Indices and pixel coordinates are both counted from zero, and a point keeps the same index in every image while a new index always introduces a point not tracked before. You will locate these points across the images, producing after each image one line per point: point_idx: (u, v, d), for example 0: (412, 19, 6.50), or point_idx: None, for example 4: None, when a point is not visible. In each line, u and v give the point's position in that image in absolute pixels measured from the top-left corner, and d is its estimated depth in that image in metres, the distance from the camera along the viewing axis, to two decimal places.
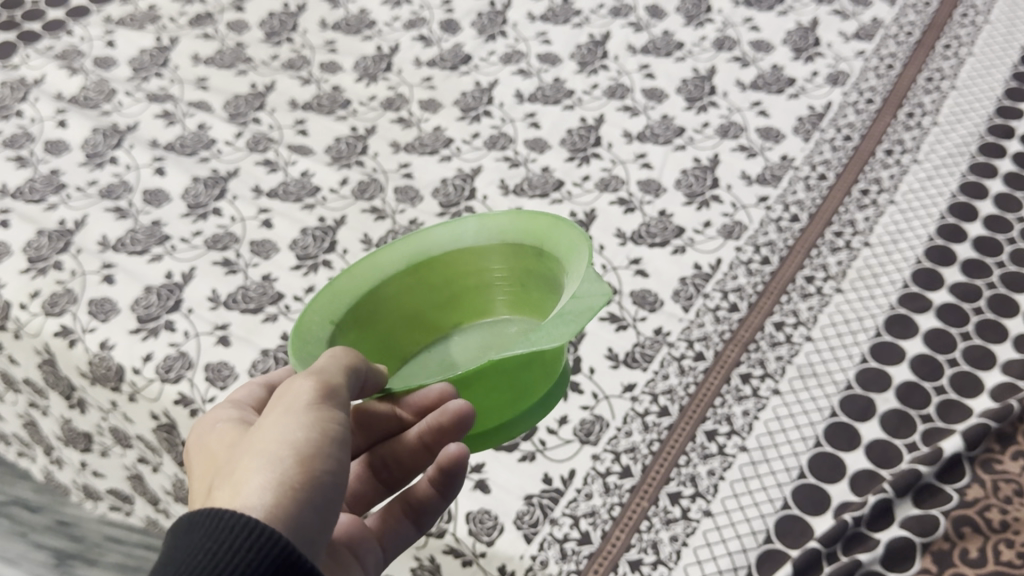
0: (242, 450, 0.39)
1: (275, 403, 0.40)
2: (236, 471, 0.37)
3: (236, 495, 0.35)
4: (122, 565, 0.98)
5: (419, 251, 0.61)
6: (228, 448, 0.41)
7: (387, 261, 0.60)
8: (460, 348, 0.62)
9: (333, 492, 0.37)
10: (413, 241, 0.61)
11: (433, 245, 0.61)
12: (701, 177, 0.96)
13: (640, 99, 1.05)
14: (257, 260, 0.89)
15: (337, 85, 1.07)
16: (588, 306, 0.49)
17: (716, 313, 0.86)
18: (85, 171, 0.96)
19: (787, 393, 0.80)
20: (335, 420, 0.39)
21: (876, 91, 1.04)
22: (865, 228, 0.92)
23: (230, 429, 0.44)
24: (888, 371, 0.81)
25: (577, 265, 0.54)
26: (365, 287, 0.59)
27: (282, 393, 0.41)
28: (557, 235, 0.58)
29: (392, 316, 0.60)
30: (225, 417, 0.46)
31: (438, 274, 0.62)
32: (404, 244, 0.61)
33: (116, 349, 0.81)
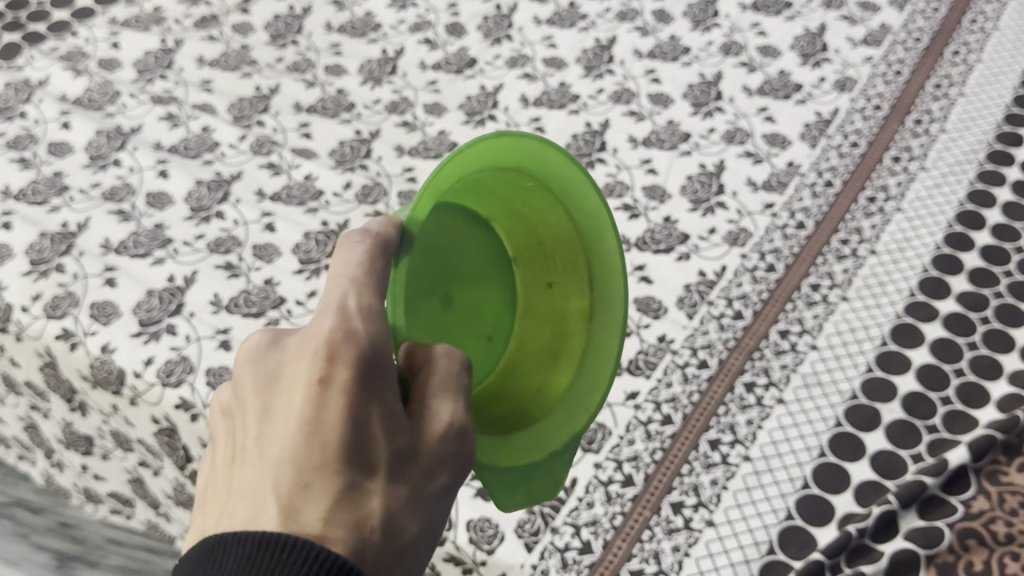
0: (401, 480, 0.39)
1: (431, 428, 0.41)
2: (396, 516, 0.38)
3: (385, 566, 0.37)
4: (122, 568, 0.99)
5: (556, 184, 0.56)
6: (370, 392, 0.39)
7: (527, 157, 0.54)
8: (486, 244, 0.58)
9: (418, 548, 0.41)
10: (564, 169, 0.55)
11: (567, 182, 0.56)
12: (706, 183, 0.96)
13: (646, 104, 1.04)
14: (259, 264, 0.88)
15: (342, 88, 1.06)
16: (525, 491, 0.55)
17: (721, 321, 0.85)
18: (88, 173, 0.96)
19: (792, 402, 0.79)
20: (455, 489, 0.43)
21: (884, 97, 1.03)
22: (871, 236, 0.91)
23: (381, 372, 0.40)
24: (894, 381, 0.80)
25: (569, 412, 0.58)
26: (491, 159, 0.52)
27: (444, 432, 0.42)
28: (599, 346, 0.59)
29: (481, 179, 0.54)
30: (355, 304, 0.41)
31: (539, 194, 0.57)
32: (553, 167, 0.55)
33: (117, 352, 0.81)
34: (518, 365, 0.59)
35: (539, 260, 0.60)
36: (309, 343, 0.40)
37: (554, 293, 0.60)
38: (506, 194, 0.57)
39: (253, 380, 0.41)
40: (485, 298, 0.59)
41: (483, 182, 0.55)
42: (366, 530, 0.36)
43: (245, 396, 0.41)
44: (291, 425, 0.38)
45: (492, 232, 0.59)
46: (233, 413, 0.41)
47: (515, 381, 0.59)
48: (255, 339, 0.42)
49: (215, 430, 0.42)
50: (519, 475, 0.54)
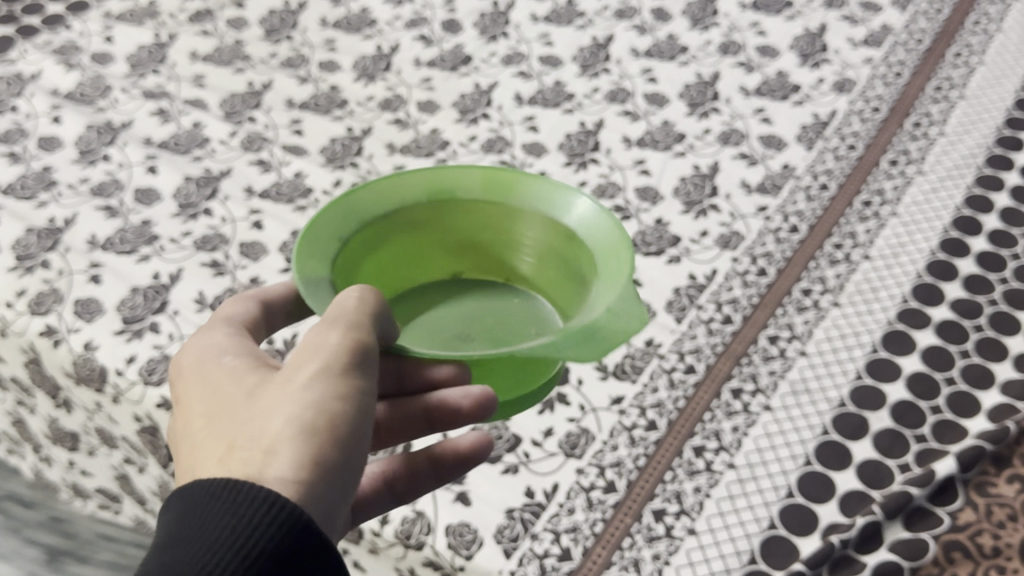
0: (265, 402, 0.42)
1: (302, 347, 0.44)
2: (258, 431, 0.40)
3: (263, 461, 0.39)
4: (113, 564, 0.99)
5: (448, 187, 0.62)
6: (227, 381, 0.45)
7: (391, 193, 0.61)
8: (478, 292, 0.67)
9: (349, 457, 0.41)
10: (425, 177, 0.62)
11: (443, 189, 0.62)
12: (700, 185, 0.95)
13: (641, 104, 1.03)
14: (245, 262, 0.88)
15: (335, 85, 1.05)
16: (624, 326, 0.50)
17: (710, 325, 0.84)
18: (77, 168, 0.95)
19: (778, 409, 0.78)
20: (362, 382, 0.43)
21: (883, 99, 1.02)
22: (865, 241, 0.90)
23: (228, 365, 0.47)
24: (883, 389, 0.79)
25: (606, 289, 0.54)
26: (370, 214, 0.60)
27: (311, 341, 0.44)
28: (601, 230, 0.58)
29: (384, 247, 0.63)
30: (218, 341, 0.49)
31: (451, 212, 0.63)
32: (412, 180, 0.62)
33: (100, 350, 0.81)
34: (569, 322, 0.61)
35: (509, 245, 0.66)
36: (183, 374, 0.48)
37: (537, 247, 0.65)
38: (434, 244, 0.66)
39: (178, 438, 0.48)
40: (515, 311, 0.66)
41: (393, 250, 0.64)
42: (227, 459, 0.40)
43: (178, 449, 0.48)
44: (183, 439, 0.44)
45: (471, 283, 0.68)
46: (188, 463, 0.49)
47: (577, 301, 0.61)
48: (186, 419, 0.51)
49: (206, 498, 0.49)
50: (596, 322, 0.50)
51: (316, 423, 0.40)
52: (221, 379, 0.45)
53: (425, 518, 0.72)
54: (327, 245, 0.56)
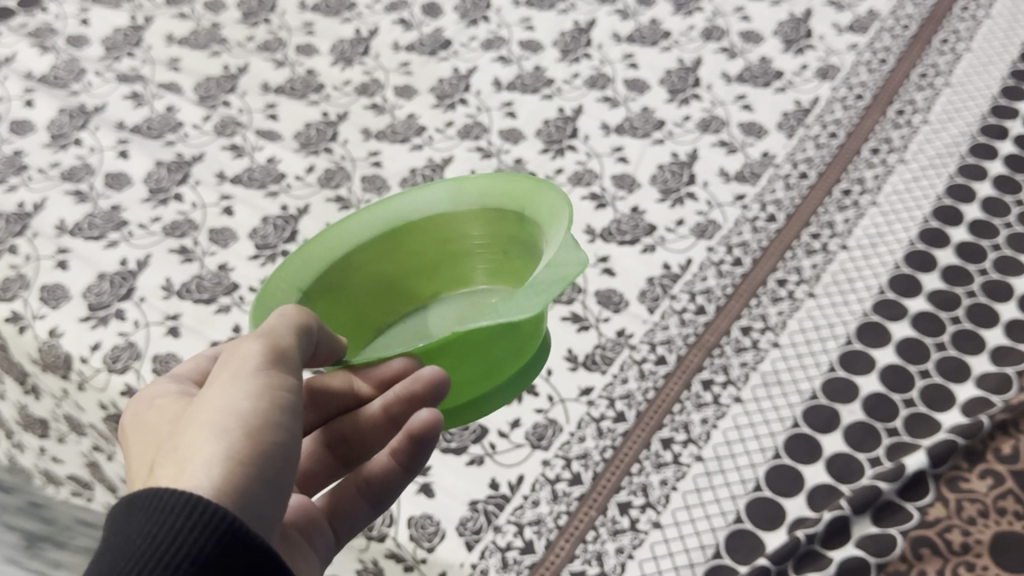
0: (180, 420, 0.39)
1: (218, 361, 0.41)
2: (177, 446, 0.37)
3: (179, 471, 0.35)
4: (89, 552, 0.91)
5: (390, 217, 0.63)
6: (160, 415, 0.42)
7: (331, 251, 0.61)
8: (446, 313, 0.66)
9: (280, 463, 0.37)
10: (363, 217, 0.62)
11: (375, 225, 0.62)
12: (677, 173, 0.93)
13: (621, 90, 1.02)
14: (214, 249, 0.87)
15: (312, 69, 1.04)
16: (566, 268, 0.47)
17: (682, 316, 0.83)
18: (48, 152, 0.94)
19: (749, 401, 0.77)
20: (278, 376, 0.40)
21: (867, 86, 1.00)
22: (843, 231, 0.89)
23: (164, 401, 0.44)
24: (856, 381, 0.78)
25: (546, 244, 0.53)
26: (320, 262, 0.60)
27: (229, 352, 0.41)
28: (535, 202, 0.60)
29: (346, 287, 0.61)
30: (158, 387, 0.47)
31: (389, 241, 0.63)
32: (351, 222, 0.62)
33: (65, 337, 0.80)
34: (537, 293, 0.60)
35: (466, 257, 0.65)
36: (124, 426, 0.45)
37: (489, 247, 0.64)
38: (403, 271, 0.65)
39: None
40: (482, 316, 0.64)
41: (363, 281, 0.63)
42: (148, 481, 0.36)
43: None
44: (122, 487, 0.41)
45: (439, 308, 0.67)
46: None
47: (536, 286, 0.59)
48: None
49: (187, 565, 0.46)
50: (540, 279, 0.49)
51: (229, 421, 0.37)
52: (149, 414, 0.43)
53: (388, 510, 0.72)
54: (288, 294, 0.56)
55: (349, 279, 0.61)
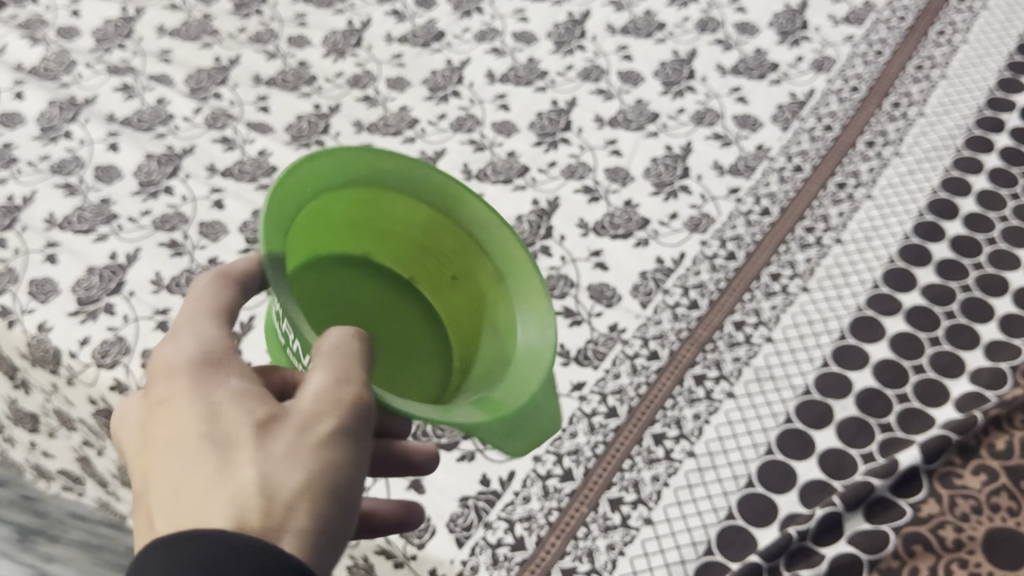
0: (262, 436, 0.38)
1: (305, 392, 0.40)
2: (271, 479, 0.36)
3: (281, 521, 0.35)
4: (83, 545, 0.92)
5: (429, 183, 0.56)
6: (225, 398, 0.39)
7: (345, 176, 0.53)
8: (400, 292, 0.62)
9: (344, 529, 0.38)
10: (399, 164, 0.55)
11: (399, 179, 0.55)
12: (671, 166, 0.93)
13: (615, 82, 1.01)
14: (204, 242, 0.86)
15: (304, 61, 1.03)
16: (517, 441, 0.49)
17: (675, 310, 0.82)
18: (38, 145, 0.93)
19: (741, 396, 0.77)
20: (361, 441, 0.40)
21: (862, 78, 0.99)
22: (838, 224, 0.88)
23: (221, 363, 0.41)
24: (850, 376, 0.78)
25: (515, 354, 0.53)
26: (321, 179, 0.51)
27: (315, 381, 0.40)
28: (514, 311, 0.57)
29: (340, 206, 0.55)
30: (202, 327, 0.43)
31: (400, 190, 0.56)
32: (385, 166, 0.54)
33: (54, 331, 0.80)
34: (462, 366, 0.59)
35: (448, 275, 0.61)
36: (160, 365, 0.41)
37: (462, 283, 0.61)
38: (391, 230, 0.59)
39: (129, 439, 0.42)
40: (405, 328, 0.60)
41: (356, 212, 0.57)
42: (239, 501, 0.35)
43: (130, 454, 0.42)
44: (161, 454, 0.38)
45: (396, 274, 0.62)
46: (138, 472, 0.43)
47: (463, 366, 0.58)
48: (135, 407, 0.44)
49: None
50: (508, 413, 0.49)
51: (332, 490, 0.37)
52: (204, 374, 0.40)
53: None
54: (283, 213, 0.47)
55: (334, 200, 0.54)
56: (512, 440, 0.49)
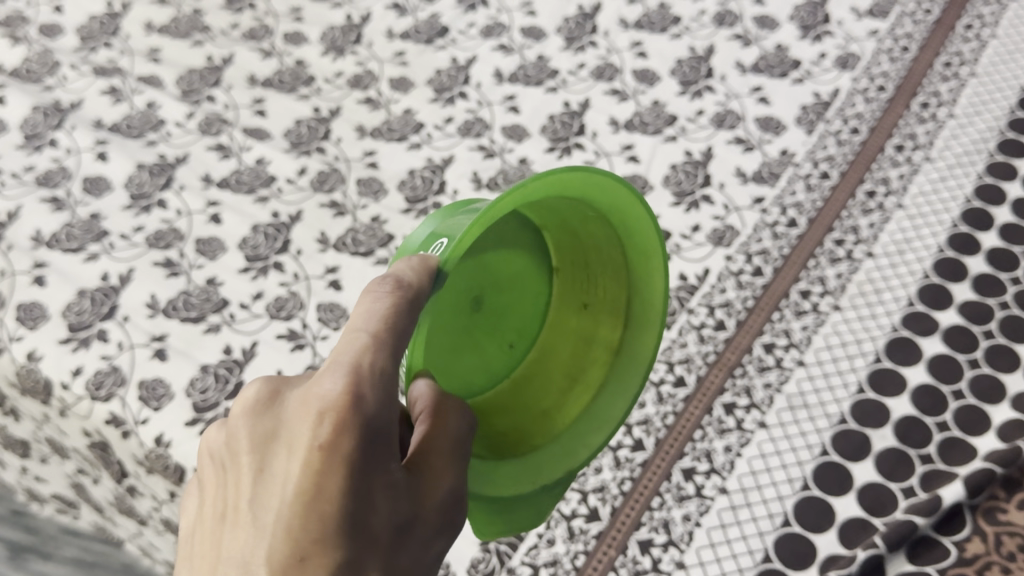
0: (387, 534, 0.40)
1: (430, 486, 0.42)
2: None
3: None
4: (78, 562, 0.93)
5: (644, 254, 0.57)
6: (367, 464, 0.40)
7: (597, 194, 0.52)
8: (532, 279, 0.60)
9: None
10: (633, 230, 0.55)
11: (635, 234, 0.56)
12: (692, 174, 0.88)
13: (630, 82, 0.96)
14: (201, 261, 0.81)
15: (301, 59, 0.98)
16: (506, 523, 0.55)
17: (701, 332, 0.78)
18: (22, 155, 0.88)
19: (774, 426, 0.73)
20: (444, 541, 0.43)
21: (888, 77, 0.95)
22: (868, 236, 0.84)
23: (378, 417, 0.40)
24: (887, 403, 0.74)
25: (530, 471, 0.56)
26: (586, 187, 0.50)
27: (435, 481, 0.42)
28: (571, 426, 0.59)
29: (561, 209, 0.56)
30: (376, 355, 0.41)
31: (626, 233, 0.56)
32: (637, 224, 0.55)
33: (44, 361, 0.75)
34: (507, 404, 0.59)
35: (587, 323, 0.61)
36: (316, 398, 0.40)
37: (592, 326, 0.61)
38: (580, 253, 0.60)
39: (249, 440, 0.41)
40: (513, 311, 0.60)
41: (577, 223, 0.57)
42: None
43: (240, 452, 0.41)
44: (288, 498, 0.39)
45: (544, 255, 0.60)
46: (228, 460, 0.42)
47: (523, 396, 0.60)
48: (258, 387, 0.43)
49: (181, 534, 0.44)
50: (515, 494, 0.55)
51: None
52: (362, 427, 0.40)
53: None
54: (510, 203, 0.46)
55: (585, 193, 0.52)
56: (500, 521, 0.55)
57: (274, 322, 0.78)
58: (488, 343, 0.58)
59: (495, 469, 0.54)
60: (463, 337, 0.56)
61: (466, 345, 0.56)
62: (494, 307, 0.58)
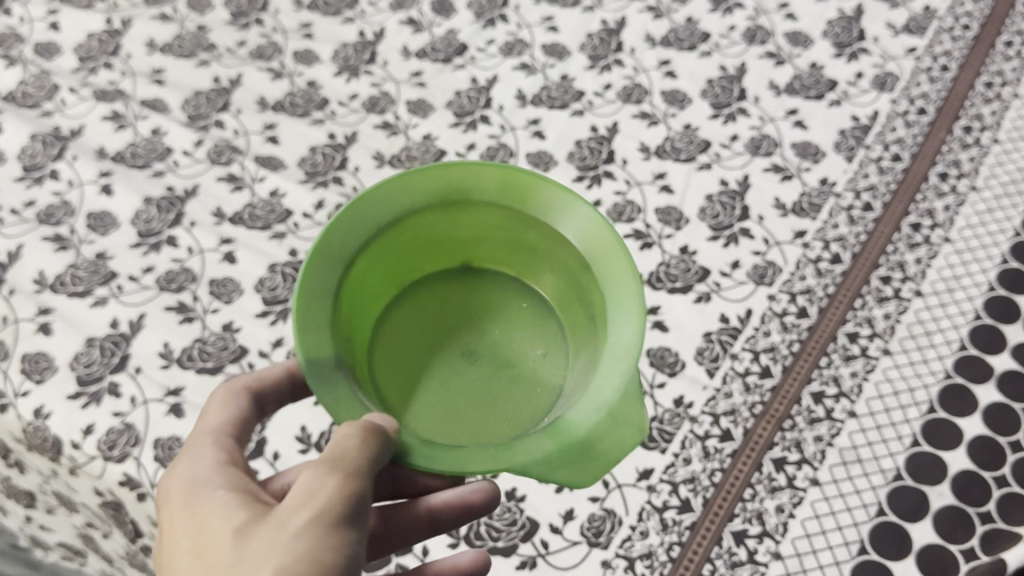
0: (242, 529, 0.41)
1: (294, 486, 0.42)
2: (250, 562, 0.39)
3: None
4: None
5: (513, 186, 0.53)
6: (202, 506, 0.43)
7: (396, 194, 0.51)
8: (513, 303, 0.58)
9: None
10: (471, 182, 0.53)
11: (482, 191, 0.53)
12: (729, 206, 0.84)
13: (659, 104, 0.92)
14: (216, 304, 0.77)
15: (313, 80, 0.93)
16: (596, 468, 0.46)
17: (746, 380, 0.74)
18: (21, 189, 0.84)
19: (828, 484, 0.69)
20: (355, 531, 0.41)
21: (929, 98, 0.91)
22: (916, 273, 0.80)
23: (202, 475, 0.45)
24: (943, 456, 0.70)
25: (590, 401, 0.48)
26: (391, 215, 0.51)
27: (308, 478, 0.42)
28: (617, 320, 0.49)
29: (458, 242, 0.57)
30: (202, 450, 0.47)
31: (484, 207, 0.54)
32: (452, 176, 0.52)
33: (53, 418, 0.71)
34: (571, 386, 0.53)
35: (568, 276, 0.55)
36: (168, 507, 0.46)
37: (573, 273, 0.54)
38: (506, 239, 0.57)
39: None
40: (515, 327, 0.57)
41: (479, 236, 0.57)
42: None
43: None
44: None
45: (506, 279, 0.59)
46: None
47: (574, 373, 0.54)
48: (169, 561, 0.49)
49: None
50: (582, 445, 0.46)
51: (313, 560, 0.39)
52: (190, 489, 0.45)
53: None
54: (328, 272, 0.48)
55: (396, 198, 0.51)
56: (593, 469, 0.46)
57: None
58: (513, 363, 0.55)
59: (550, 429, 0.47)
60: (455, 381, 0.54)
61: (494, 389, 0.54)
62: (494, 344, 0.56)
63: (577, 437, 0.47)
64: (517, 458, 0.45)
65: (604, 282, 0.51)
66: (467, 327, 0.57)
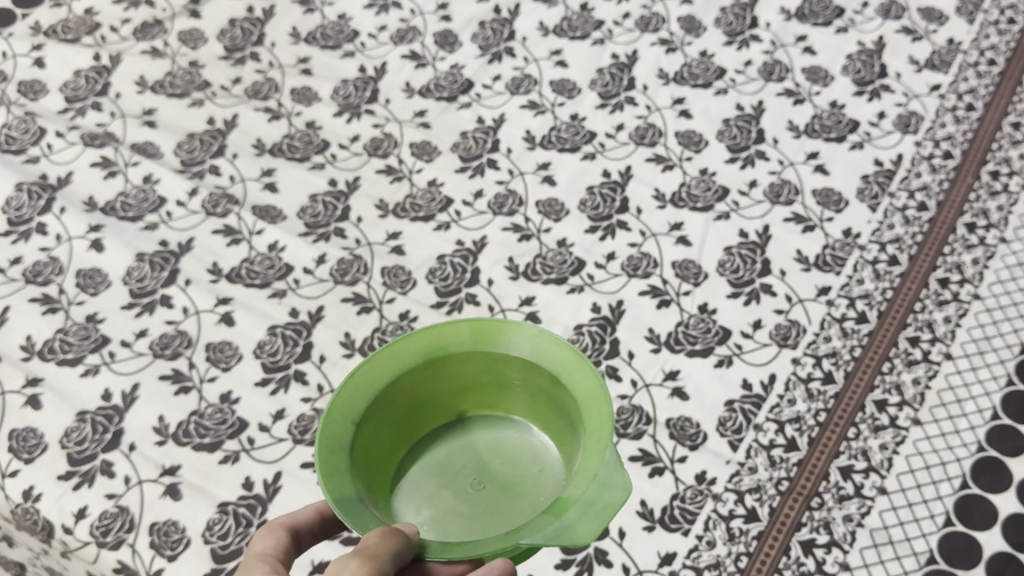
0: None
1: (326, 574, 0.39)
2: None
3: None
4: None
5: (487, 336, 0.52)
6: None
7: (382, 360, 0.50)
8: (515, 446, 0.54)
9: None
10: (449, 335, 0.52)
11: (459, 340, 0.52)
12: (749, 259, 0.81)
13: (674, 146, 0.88)
14: (213, 372, 0.73)
15: (312, 120, 0.90)
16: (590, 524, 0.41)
17: (771, 453, 0.70)
18: (7, 244, 0.80)
19: (859, 569, 0.64)
20: None
21: (955, 140, 0.87)
22: (945, 333, 0.75)
23: None
24: (977, 536, 0.65)
25: (582, 478, 0.44)
26: (380, 381, 0.50)
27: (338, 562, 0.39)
28: (592, 415, 0.48)
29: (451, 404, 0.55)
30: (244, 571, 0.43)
31: (466, 363, 0.53)
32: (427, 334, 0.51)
33: (42, 500, 0.66)
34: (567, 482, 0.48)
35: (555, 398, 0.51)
36: None
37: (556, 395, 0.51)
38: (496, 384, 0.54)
39: None
40: (517, 462, 0.53)
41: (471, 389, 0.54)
42: None
43: None
44: None
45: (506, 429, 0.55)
46: None
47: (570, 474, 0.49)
48: None
49: None
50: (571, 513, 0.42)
51: None
52: None
53: None
54: (334, 437, 0.47)
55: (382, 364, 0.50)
56: (597, 515, 0.42)
57: (298, 447, 0.69)
58: (516, 488, 0.51)
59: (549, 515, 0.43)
60: (463, 508, 0.50)
61: (503, 503, 0.50)
62: (498, 472, 0.52)
63: (576, 509, 0.42)
64: (524, 534, 0.42)
65: (574, 387, 0.50)
66: (468, 465, 0.53)
